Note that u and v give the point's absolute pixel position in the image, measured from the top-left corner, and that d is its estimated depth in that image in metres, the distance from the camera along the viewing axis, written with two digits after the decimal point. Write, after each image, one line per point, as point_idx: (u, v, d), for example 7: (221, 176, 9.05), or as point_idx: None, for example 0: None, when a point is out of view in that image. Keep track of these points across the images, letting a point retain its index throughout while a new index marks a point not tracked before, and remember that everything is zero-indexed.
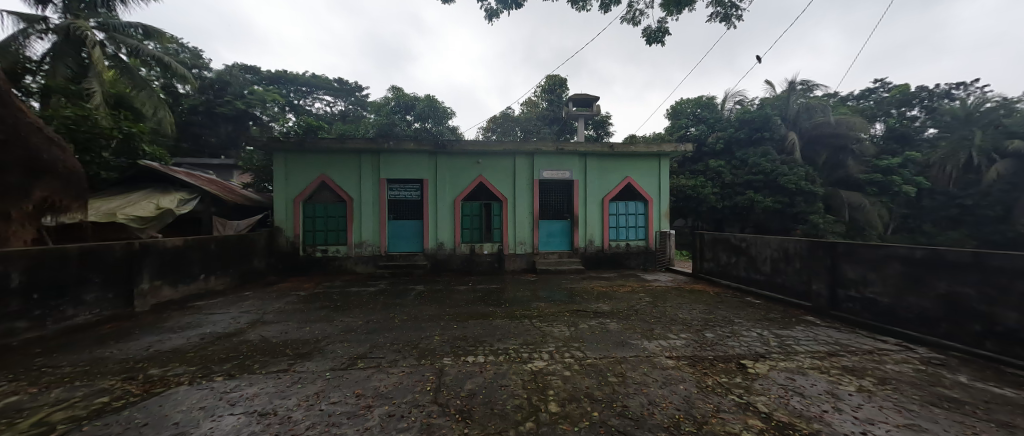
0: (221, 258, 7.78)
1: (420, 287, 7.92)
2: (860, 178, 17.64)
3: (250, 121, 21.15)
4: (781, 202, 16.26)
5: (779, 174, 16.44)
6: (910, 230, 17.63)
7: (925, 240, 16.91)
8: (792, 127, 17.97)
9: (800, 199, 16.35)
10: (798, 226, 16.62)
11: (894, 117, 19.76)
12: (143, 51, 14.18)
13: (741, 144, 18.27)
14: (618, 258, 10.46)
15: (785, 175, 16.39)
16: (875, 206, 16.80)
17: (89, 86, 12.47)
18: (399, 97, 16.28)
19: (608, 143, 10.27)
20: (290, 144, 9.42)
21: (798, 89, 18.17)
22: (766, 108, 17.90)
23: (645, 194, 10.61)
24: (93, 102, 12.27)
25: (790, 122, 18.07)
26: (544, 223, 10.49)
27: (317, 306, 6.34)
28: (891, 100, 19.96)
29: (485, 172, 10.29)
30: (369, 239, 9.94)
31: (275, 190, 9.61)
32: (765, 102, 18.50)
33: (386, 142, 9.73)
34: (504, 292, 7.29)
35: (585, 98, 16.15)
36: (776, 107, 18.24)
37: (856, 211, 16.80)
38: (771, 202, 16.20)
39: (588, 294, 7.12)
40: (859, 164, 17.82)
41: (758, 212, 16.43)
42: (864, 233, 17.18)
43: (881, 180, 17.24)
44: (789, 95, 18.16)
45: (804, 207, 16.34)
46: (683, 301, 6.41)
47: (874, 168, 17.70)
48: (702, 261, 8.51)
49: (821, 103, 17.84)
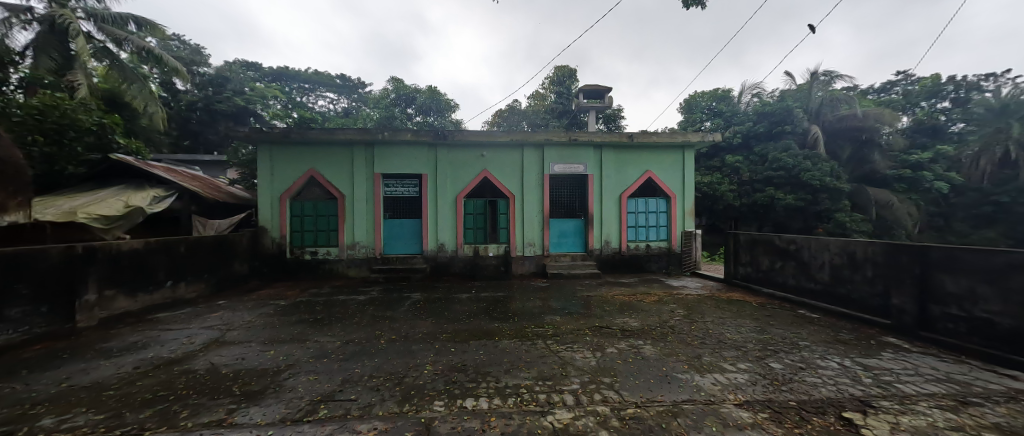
0: (192, 262, 6.92)
1: (416, 295, 7.00)
2: (888, 174, 16.39)
3: (250, 117, 20.00)
4: (803, 199, 15.13)
5: (804, 170, 15.22)
6: (939, 228, 16.37)
7: (956, 240, 15.66)
8: (815, 120, 16.70)
9: (824, 196, 15.12)
10: (821, 225, 15.45)
11: (925, 109, 18.41)
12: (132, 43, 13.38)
13: (761, 139, 17.07)
14: (638, 261, 9.45)
15: (809, 171, 15.18)
16: (905, 204, 15.55)
17: (73, 79, 11.80)
18: (399, 88, 15.36)
19: (627, 133, 9.22)
20: (273, 136, 8.52)
21: (821, 80, 16.83)
22: (787, 102, 16.65)
23: (668, 190, 9.55)
24: (74, 95, 11.54)
25: (812, 115, 16.73)
26: (555, 222, 9.50)
27: (293, 320, 5.41)
28: (919, 92, 18.55)
29: (489, 166, 9.32)
30: (363, 240, 9.02)
31: (259, 186, 8.72)
32: (785, 94, 17.25)
33: (380, 133, 8.77)
34: (510, 302, 6.35)
35: (592, 88, 14.99)
36: (797, 99, 16.99)
37: (884, 209, 15.61)
38: (794, 200, 15.05)
39: (609, 305, 6.12)
40: (886, 159, 16.52)
41: (780, 210, 15.30)
42: (892, 232, 15.94)
43: (912, 176, 16.02)
44: (810, 86, 16.85)
45: (828, 204, 15.11)
46: (723, 315, 5.41)
47: (902, 163, 16.48)
48: (737, 266, 7.48)
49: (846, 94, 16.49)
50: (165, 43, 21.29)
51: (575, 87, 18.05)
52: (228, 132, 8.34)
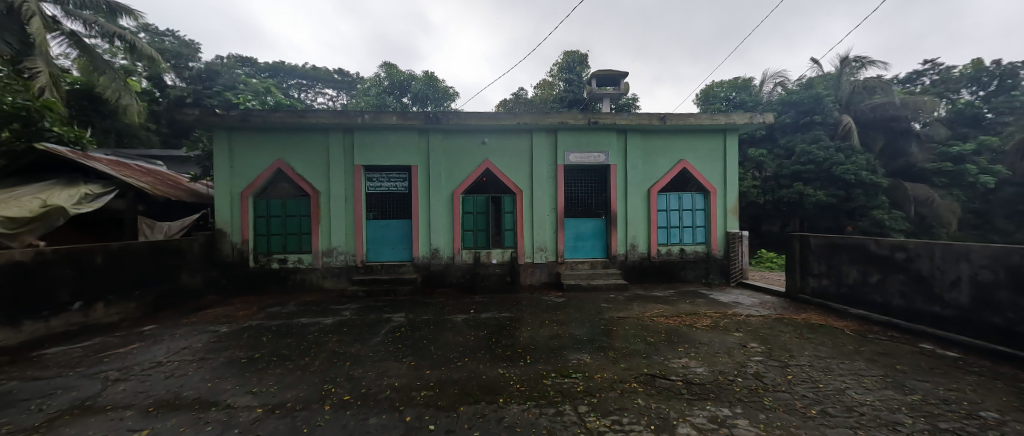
0: (116, 275, 5.48)
1: (397, 317, 5.49)
2: (926, 167, 14.37)
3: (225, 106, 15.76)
4: (836, 195, 13.32)
5: (837, 163, 13.32)
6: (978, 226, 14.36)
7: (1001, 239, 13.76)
8: (845, 110, 14.70)
9: (859, 192, 13.13)
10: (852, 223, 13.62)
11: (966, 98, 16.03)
12: (97, 25, 10.99)
13: (786, 131, 15.32)
14: (670, 270, 7.85)
15: (842, 165, 13.24)
16: (946, 199, 13.72)
17: (33, 66, 9.90)
18: (392, 74, 13.86)
19: (659, 114, 7.61)
20: (228, 120, 7.02)
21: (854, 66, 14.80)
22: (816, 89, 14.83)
23: (707, 183, 7.94)
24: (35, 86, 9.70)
25: (842, 105, 14.74)
26: (571, 222, 7.99)
27: (220, 360, 3.91)
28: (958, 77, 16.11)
29: (492, 156, 7.79)
30: (341, 245, 7.54)
31: (215, 181, 7.27)
32: (812, 82, 15.32)
33: (359, 116, 7.24)
34: (515, 329, 4.83)
35: (604, 73, 13.23)
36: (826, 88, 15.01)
37: (923, 207, 13.73)
38: (827, 196, 13.25)
39: (652, 333, 4.58)
40: (924, 151, 14.53)
41: (809, 208, 13.52)
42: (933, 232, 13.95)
43: (952, 169, 13.98)
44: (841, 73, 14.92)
45: (863, 201, 13.14)
46: (820, 354, 3.85)
47: (942, 156, 14.41)
48: (807, 278, 5.91)
49: (882, 81, 14.41)
50: (153, 36, 20.10)
51: (586, 73, 16.43)
52: (173, 114, 6.83)
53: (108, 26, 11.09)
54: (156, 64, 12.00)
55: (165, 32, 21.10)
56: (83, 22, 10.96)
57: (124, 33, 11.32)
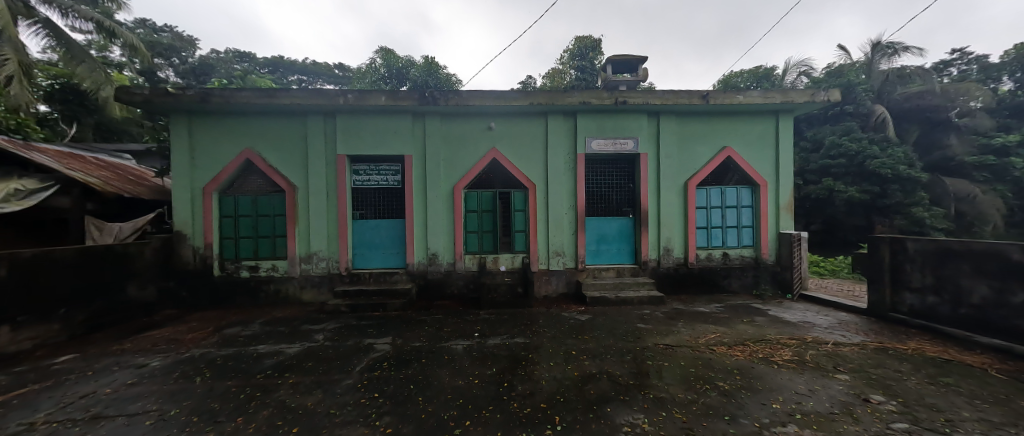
0: (34, 291, 4.37)
1: (380, 344, 4.30)
2: (965, 161, 12.21)
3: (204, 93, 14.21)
4: (868, 192, 11.37)
5: (871, 156, 11.50)
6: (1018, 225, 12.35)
7: None
8: (878, 100, 12.80)
9: (895, 188, 11.21)
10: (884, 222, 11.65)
11: (1007, 87, 13.62)
12: (73, 10, 9.62)
13: (813, 124, 13.34)
14: (711, 278, 6.60)
15: (877, 158, 11.40)
16: (989, 196, 11.66)
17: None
18: (388, 60, 12.70)
19: (700, 92, 6.30)
20: (185, 102, 5.85)
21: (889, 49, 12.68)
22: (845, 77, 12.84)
23: (756, 175, 6.67)
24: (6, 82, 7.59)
25: (874, 95, 12.85)
26: (592, 222, 6.78)
27: (117, 423, 2.73)
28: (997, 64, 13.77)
29: (500, 144, 6.58)
30: (321, 250, 6.38)
31: (173, 174, 6.16)
32: (840, 69, 13.34)
33: (340, 96, 6.04)
34: (531, 366, 3.61)
35: (621, 59, 11.67)
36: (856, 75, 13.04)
37: (963, 204, 11.68)
38: (858, 192, 11.41)
39: (723, 375, 3.32)
40: (964, 143, 12.44)
41: (839, 206, 11.70)
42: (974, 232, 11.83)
43: (995, 162, 11.94)
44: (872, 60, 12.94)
45: (900, 198, 11.17)
46: (994, 420, 2.61)
47: (983, 149, 12.44)
48: (901, 292, 4.66)
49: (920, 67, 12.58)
50: (149, 30, 19.27)
51: (600, 60, 15.19)
52: (117, 94, 5.69)
53: (86, 11, 9.69)
54: (139, 55, 10.47)
55: (162, 27, 20.21)
56: (60, 9, 9.62)
57: (104, 19, 9.88)
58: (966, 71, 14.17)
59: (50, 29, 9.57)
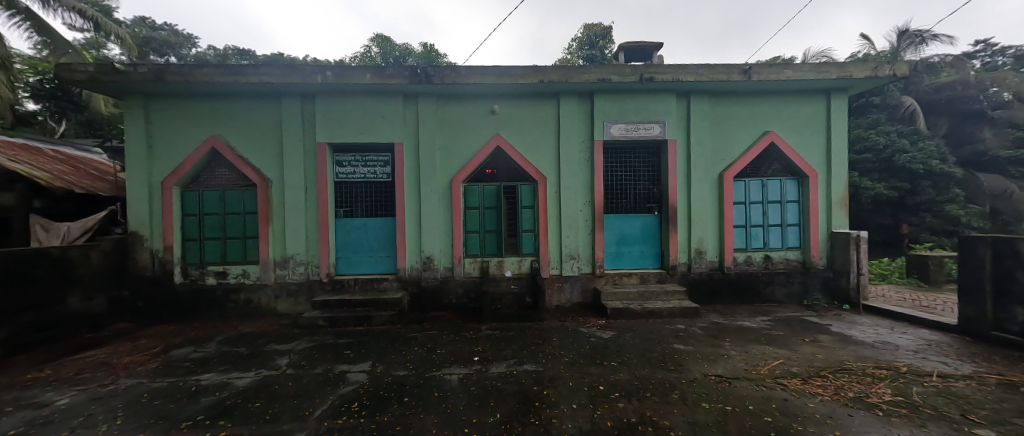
0: None
1: (354, 373, 3.42)
2: (999, 155, 10.68)
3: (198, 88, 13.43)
4: (895, 189, 9.98)
5: (900, 150, 10.20)
6: None
7: None
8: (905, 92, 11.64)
9: (926, 184, 9.82)
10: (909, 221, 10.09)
11: None
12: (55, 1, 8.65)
13: None
14: (751, 286, 5.66)
15: (906, 152, 10.07)
16: None
17: None
18: (383, 47, 11.89)
19: (741, 66, 5.33)
20: (137, 81, 5.00)
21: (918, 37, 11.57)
22: None
23: (803, 165, 5.72)
24: None
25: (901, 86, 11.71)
26: (611, 220, 5.87)
27: None
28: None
29: (505, 129, 5.69)
30: (299, 253, 5.53)
31: (128, 165, 5.33)
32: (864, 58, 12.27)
33: (318, 73, 5.15)
34: (545, 410, 2.70)
35: (631, 47, 10.67)
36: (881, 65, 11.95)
37: (998, 201, 10.23)
38: (887, 189, 10.02)
39: (817, 431, 2.39)
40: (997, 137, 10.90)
41: (864, 205, 10.28)
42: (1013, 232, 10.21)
43: None
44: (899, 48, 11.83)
45: (931, 195, 9.79)
46: None
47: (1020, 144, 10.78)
48: (1010, 307, 3.70)
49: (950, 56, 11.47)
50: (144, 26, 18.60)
51: (610, 48, 14.26)
52: (56, 72, 4.78)
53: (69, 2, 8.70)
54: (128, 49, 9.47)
55: (161, 25, 19.63)
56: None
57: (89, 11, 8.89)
58: (994, 62, 12.94)
59: (31, 21, 8.58)
